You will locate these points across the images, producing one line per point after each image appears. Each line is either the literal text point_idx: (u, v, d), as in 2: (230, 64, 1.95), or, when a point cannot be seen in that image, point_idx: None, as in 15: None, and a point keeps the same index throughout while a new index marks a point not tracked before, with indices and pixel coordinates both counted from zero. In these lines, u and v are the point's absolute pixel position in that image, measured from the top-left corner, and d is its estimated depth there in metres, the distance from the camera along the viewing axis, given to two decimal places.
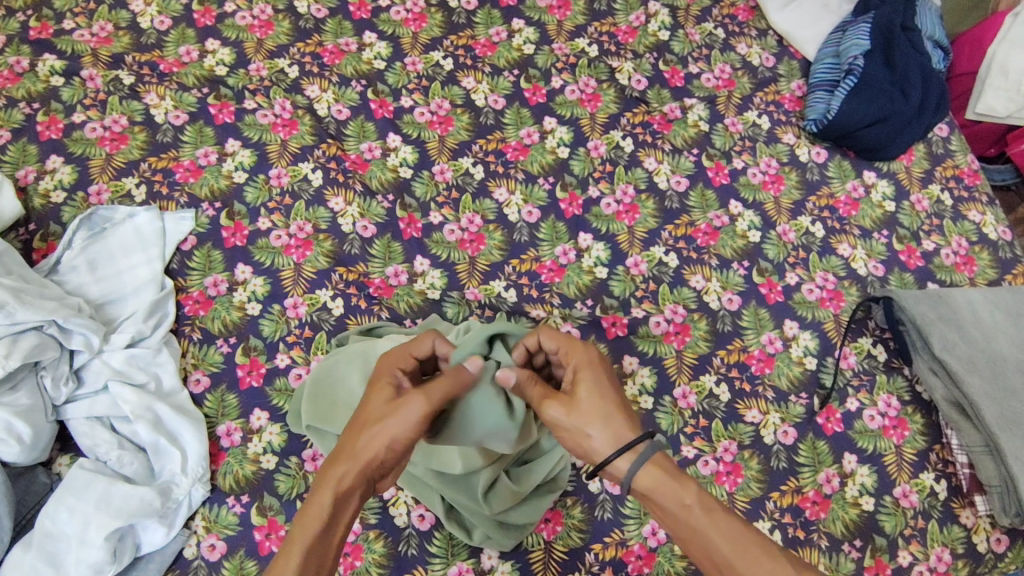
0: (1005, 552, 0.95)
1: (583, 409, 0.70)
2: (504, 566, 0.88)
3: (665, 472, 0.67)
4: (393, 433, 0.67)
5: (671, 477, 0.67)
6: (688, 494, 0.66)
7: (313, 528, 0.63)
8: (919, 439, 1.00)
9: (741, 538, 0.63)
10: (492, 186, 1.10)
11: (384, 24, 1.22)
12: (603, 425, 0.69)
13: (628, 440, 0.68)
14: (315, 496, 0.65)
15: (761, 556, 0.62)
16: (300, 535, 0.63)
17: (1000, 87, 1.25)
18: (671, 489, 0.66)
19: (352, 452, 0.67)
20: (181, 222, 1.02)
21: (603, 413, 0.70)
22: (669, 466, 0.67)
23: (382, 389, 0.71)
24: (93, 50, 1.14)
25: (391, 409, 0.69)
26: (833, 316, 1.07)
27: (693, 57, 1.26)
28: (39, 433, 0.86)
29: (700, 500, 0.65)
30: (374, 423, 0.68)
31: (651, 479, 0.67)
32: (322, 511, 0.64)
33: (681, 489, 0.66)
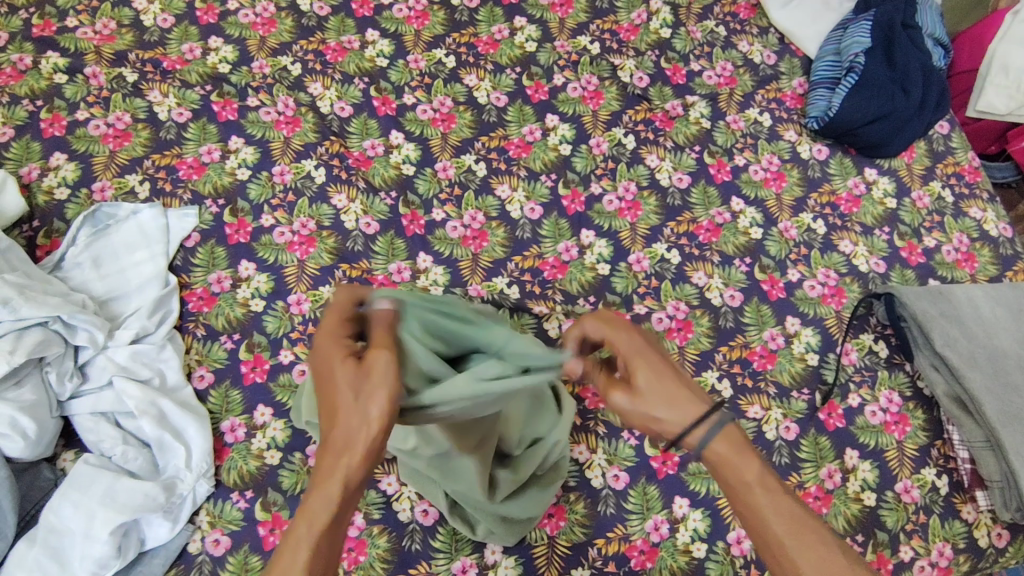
0: (1007, 547, 0.95)
1: (655, 395, 0.60)
2: (508, 560, 0.88)
3: (733, 447, 0.59)
4: (380, 388, 0.56)
5: (734, 454, 0.59)
6: (751, 468, 0.59)
7: (323, 524, 0.54)
8: (921, 435, 1.00)
9: (799, 521, 0.58)
10: (495, 183, 1.11)
11: (387, 22, 1.22)
12: (678, 410, 0.60)
13: (700, 411, 0.59)
14: (317, 489, 0.54)
15: (820, 545, 0.57)
16: (304, 530, 0.54)
17: (1001, 85, 1.25)
18: (733, 466, 0.59)
19: (341, 437, 0.55)
20: (185, 219, 1.02)
21: (675, 393, 0.60)
22: (736, 438, 0.59)
23: (342, 359, 0.59)
24: (96, 48, 1.14)
25: (369, 375, 0.57)
26: (835, 312, 1.07)
27: (694, 55, 1.26)
28: (44, 428, 0.86)
29: (763, 480, 0.59)
30: (353, 395, 0.56)
31: (722, 451, 0.59)
32: (331, 502, 0.54)
33: (744, 466, 0.59)
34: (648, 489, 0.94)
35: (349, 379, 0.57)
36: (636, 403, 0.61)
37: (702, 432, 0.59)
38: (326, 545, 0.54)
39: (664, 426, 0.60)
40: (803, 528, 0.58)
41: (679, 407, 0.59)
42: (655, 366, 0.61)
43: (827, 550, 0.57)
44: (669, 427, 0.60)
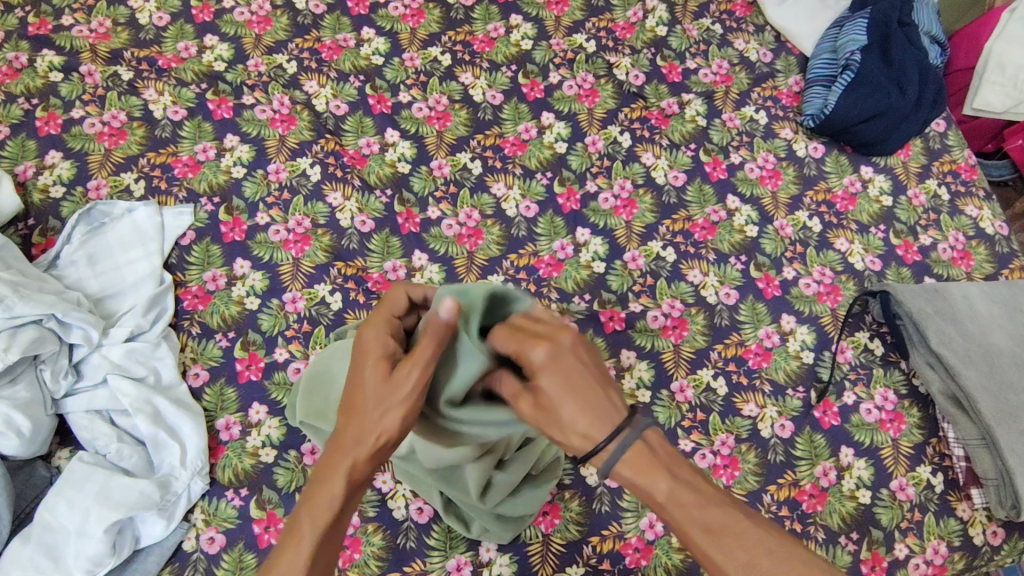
0: (1002, 545, 0.95)
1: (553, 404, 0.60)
2: (502, 558, 0.88)
3: (638, 468, 0.59)
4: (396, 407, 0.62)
5: (638, 473, 0.59)
6: (659, 486, 0.59)
7: (324, 521, 0.61)
8: (916, 432, 1.00)
9: (718, 528, 0.58)
10: (490, 181, 1.11)
11: (383, 20, 1.22)
12: (582, 420, 0.59)
13: (611, 427, 0.59)
14: (326, 483, 0.61)
15: (738, 547, 0.57)
16: (309, 525, 0.61)
17: (997, 83, 1.26)
18: (641, 486, 0.60)
19: (352, 438, 0.62)
20: (179, 217, 1.02)
21: (583, 403, 0.59)
22: (643, 459, 0.59)
23: (375, 363, 0.63)
24: (91, 46, 1.14)
25: (393, 387, 0.62)
26: (831, 310, 1.07)
27: (690, 52, 1.26)
28: (38, 426, 0.86)
29: (673, 494, 0.59)
30: (371, 404, 0.62)
31: (628, 473, 0.60)
32: (335, 500, 0.61)
33: (651, 485, 0.59)
34: None
35: (377, 387, 0.62)
36: (549, 416, 0.60)
37: (608, 450, 0.59)
38: (329, 537, 0.61)
39: (574, 435, 0.60)
40: (723, 533, 0.58)
41: (580, 411, 0.59)
42: (567, 374, 0.60)
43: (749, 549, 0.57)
44: (578, 436, 0.59)
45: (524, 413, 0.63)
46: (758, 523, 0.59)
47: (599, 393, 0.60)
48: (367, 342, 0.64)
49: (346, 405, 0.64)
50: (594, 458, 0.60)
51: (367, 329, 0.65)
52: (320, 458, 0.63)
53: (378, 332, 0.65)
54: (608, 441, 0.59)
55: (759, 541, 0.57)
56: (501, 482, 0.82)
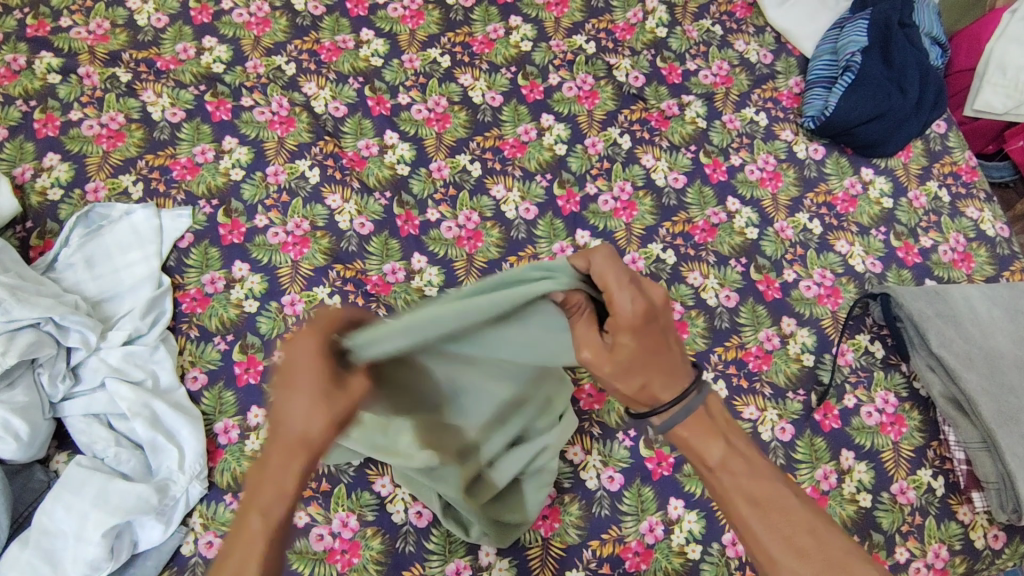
0: (1003, 549, 0.95)
1: (625, 362, 0.59)
2: (501, 563, 0.88)
3: (695, 430, 0.62)
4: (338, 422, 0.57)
5: (696, 435, 0.62)
6: (714, 449, 0.62)
7: (278, 515, 0.56)
8: (917, 435, 1.00)
9: (764, 499, 0.60)
10: (490, 183, 1.10)
11: (382, 21, 1.22)
12: (648, 379, 0.60)
13: (678, 392, 0.61)
14: (273, 480, 0.56)
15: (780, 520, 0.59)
16: (262, 520, 0.56)
17: (997, 84, 1.26)
18: (696, 447, 0.63)
19: (297, 440, 0.56)
20: (178, 219, 1.02)
21: (653, 367, 0.60)
22: (700, 425, 0.62)
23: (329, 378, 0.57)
24: (90, 48, 1.14)
25: (341, 394, 0.58)
26: (831, 313, 1.07)
27: (690, 54, 1.26)
28: (36, 431, 0.86)
29: (726, 459, 0.62)
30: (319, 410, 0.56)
31: (683, 433, 0.63)
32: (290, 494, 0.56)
33: (706, 448, 0.62)
34: (643, 491, 0.93)
35: (319, 393, 0.56)
36: (614, 369, 0.59)
37: (670, 411, 0.61)
38: (279, 538, 0.56)
39: (634, 393, 0.61)
40: (767, 504, 0.60)
41: (649, 374, 0.60)
42: (653, 336, 0.59)
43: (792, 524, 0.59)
44: (637, 395, 0.61)
45: (582, 358, 0.61)
46: (804, 503, 0.61)
47: (672, 358, 0.61)
48: (303, 352, 0.58)
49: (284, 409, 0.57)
50: (653, 415, 0.62)
51: (300, 337, 0.58)
52: (266, 458, 0.57)
53: (313, 347, 0.58)
54: (671, 406, 0.61)
55: (803, 520, 0.60)
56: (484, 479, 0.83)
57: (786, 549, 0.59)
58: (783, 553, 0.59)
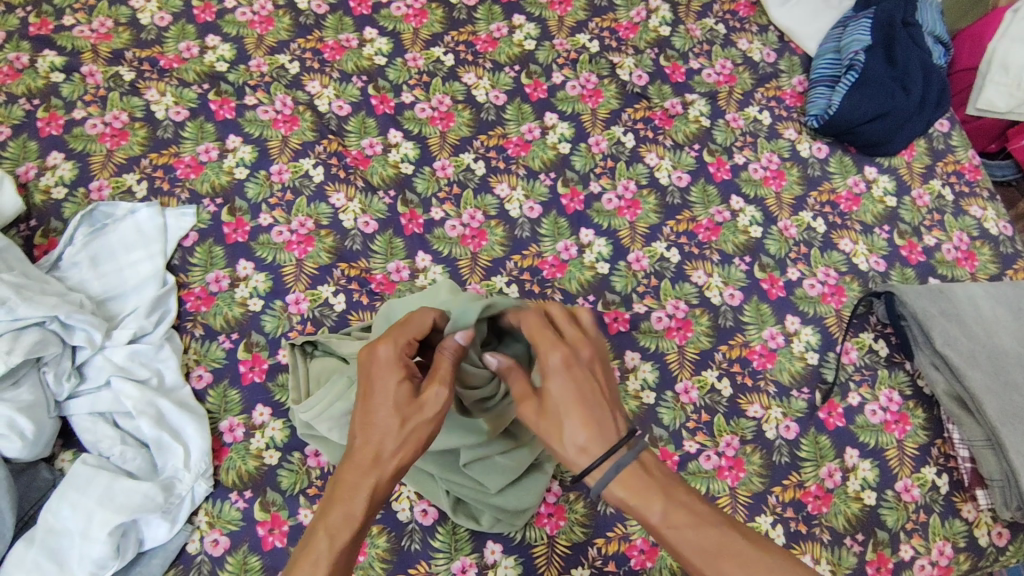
0: (1007, 546, 0.95)
1: (555, 410, 0.66)
2: (507, 560, 0.88)
3: (630, 488, 0.63)
4: (410, 437, 0.65)
5: (634, 495, 0.63)
6: (652, 511, 0.62)
7: (343, 538, 0.62)
8: (921, 433, 1.00)
9: (714, 549, 0.60)
10: (494, 182, 1.10)
11: (385, 20, 1.22)
12: (581, 424, 0.65)
13: (607, 445, 0.64)
14: (347, 499, 0.63)
15: (735, 569, 0.59)
16: (327, 542, 0.62)
17: (1000, 83, 1.25)
18: (636, 509, 0.63)
19: (378, 458, 0.64)
20: (182, 218, 1.02)
21: (584, 413, 0.65)
22: (634, 480, 0.63)
23: (398, 382, 0.67)
24: (93, 46, 1.13)
25: (407, 394, 0.67)
26: (835, 311, 1.07)
27: (694, 53, 1.26)
28: (42, 429, 0.86)
29: (666, 518, 0.62)
30: (399, 424, 0.65)
31: (622, 497, 0.63)
32: (356, 521, 0.62)
33: (645, 507, 0.62)
34: None
35: (395, 400, 0.66)
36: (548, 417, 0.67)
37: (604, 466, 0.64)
38: (347, 552, 0.62)
39: (576, 443, 0.65)
40: (719, 554, 0.60)
41: (578, 422, 0.65)
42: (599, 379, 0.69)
43: (745, 567, 0.59)
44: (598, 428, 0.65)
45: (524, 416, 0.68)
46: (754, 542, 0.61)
47: (598, 402, 0.66)
48: (382, 358, 0.69)
49: (370, 419, 0.66)
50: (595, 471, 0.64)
51: (381, 343, 0.70)
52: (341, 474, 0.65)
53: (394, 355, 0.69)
54: (604, 455, 0.64)
55: (755, 558, 0.60)
56: (501, 464, 0.85)
57: None
58: None
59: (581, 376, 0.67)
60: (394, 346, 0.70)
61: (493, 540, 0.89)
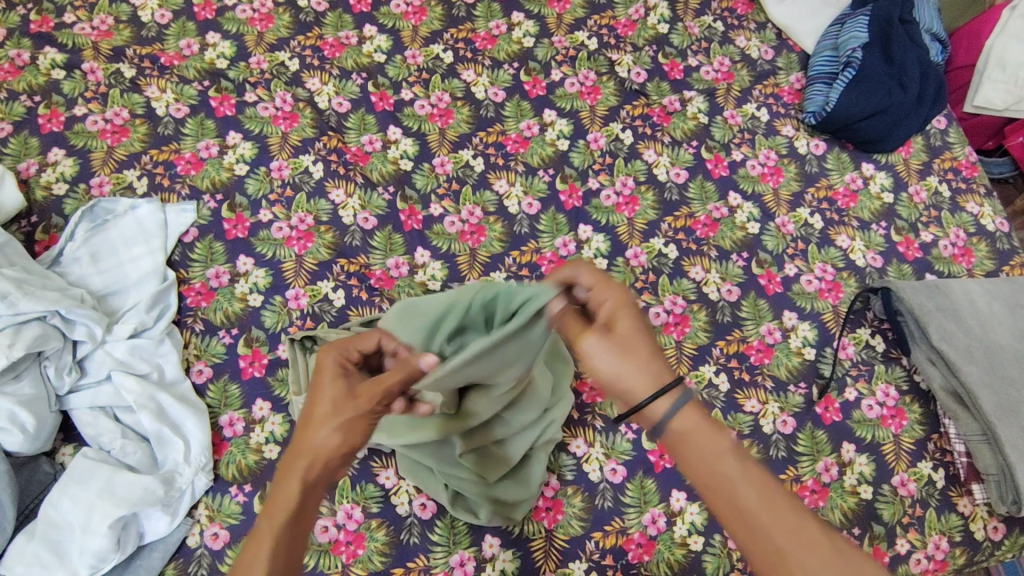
0: (1003, 540, 0.96)
1: (625, 341, 0.67)
2: (505, 554, 0.89)
3: (701, 417, 0.65)
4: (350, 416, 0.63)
5: (705, 424, 0.65)
6: (723, 439, 0.64)
7: (280, 522, 0.60)
8: (917, 428, 1.01)
9: (770, 487, 0.63)
10: (492, 179, 1.11)
11: (384, 17, 1.22)
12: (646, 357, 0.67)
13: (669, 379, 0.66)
14: (283, 485, 0.61)
15: (787, 509, 0.61)
16: (267, 526, 0.60)
17: (997, 80, 1.26)
18: (707, 435, 0.64)
19: (311, 446, 0.62)
20: (183, 214, 1.03)
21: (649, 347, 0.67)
22: (704, 413, 0.66)
23: (334, 381, 0.65)
24: (93, 43, 1.14)
25: (342, 389, 0.65)
26: (832, 307, 1.07)
27: (692, 50, 1.26)
28: (43, 423, 0.86)
29: (735, 449, 0.64)
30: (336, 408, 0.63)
31: (691, 423, 0.65)
32: (290, 503, 0.61)
33: (716, 435, 0.64)
34: (646, 482, 0.94)
35: (333, 397, 0.64)
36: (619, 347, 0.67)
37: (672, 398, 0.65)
38: (289, 536, 0.60)
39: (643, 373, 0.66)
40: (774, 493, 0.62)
41: (648, 356, 0.66)
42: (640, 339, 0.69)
43: (794, 512, 0.62)
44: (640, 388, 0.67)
45: (588, 343, 0.67)
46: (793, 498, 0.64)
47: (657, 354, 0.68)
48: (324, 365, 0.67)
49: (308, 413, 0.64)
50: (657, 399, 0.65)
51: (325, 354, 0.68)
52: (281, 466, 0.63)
53: (336, 360, 0.67)
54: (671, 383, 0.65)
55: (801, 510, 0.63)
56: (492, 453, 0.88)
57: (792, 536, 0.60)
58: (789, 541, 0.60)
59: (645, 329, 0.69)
60: (336, 352, 0.68)
61: (491, 534, 0.89)
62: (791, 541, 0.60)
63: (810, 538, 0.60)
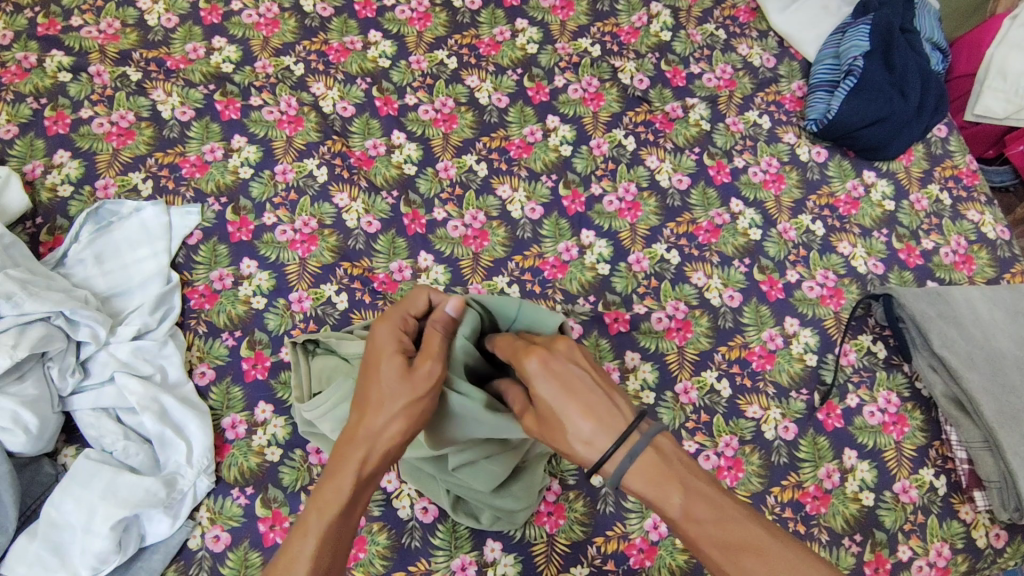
0: (1005, 548, 0.95)
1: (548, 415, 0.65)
2: (506, 558, 0.88)
3: (647, 479, 0.62)
4: (410, 411, 0.67)
5: (650, 487, 0.62)
6: (672, 499, 0.61)
7: (332, 513, 0.63)
8: (918, 435, 1.01)
9: (732, 544, 0.60)
10: (496, 183, 1.11)
11: (389, 23, 1.23)
12: (581, 419, 0.63)
13: (611, 441, 0.62)
14: (334, 478, 0.65)
15: (755, 564, 0.58)
16: (317, 517, 0.63)
17: (997, 89, 1.27)
18: (656, 500, 0.62)
19: (366, 433, 0.66)
20: (187, 216, 1.03)
21: (581, 407, 0.63)
22: (650, 471, 0.62)
23: (390, 358, 0.69)
24: (100, 47, 1.15)
25: (400, 366, 0.68)
26: (834, 313, 1.08)
27: (694, 58, 1.27)
28: (46, 424, 0.86)
29: (685, 509, 0.61)
30: (397, 398, 0.67)
31: (640, 486, 0.62)
32: (343, 493, 0.64)
33: (664, 500, 0.62)
34: None
35: (390, 378, 0.68)
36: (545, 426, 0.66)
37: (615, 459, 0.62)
38: (338, 528, 0.63)
39: (577, 442, 0.63)
40: (740, 548, 0.59)
41: (576, 421, 0.63)
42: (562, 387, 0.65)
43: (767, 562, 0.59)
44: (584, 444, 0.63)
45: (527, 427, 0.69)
46: (772, 534, 0.60)
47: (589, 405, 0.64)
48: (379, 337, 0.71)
49: (365, 396, 0.68)
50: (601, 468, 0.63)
51: (380, 324, 0.73)
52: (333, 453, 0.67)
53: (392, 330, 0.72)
54: (614, 444, 0.62)
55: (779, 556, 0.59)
56: (487, 469, 0.83)
57: None
58: None
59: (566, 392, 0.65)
60: (391, 325, 0.72)
61: (493, 538, 0.89)
62: None
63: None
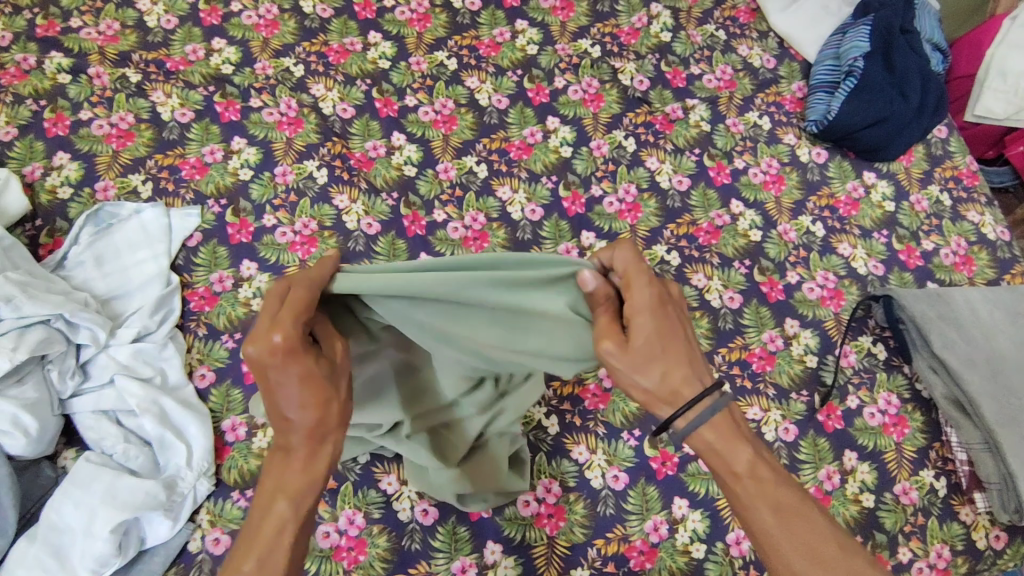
0: (1004, 550, 0.95)
1: (644, 352, 0.65)
2: (507, 560, 0.88)
3: (722, 435, 0.68)
4: (318, 390, 0.62)
5: (724, 442, 0.68)
6: (741, 459, 0.68)
7: (304, 500, 0.65)
8: (918, 437, 1.01)
9: (788, 510, 0.66)
10: (496, 185, 1.11)
11: (389, 24, 1.23)
12: (666, 368, 0.66)
13: (697, 394, 0.67)
14: (295, 471, 0.65)
15: (805, 529, 0.65)
16: (288, 508, 0.64)
17: (998, 90, 1.27)
18: (723, 455, 0.68)
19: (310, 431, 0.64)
20: (187, 218, 1.03)
21: (671, 355, 0.66)
22: (725, 428, 0.68)
23: (301, 382, 0.62)
24: (100, 48, 1.15)
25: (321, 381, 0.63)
26: (834, 315, 1.08)
27: (694, 59, 1.27)
28: (45, 426, 0.86)
29: (751, 470, 0.68)
30: (321, 403, 0.63)
31: (712, 439, 0.69)
32: (311, 479, 0.65)
33: (733, 455, 0.68)
34: (647, 490, 0.94)
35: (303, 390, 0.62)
36: (633, 360, 0.65)
37: (693, 411, 0.67)
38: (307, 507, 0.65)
39: (657, 386, 0.67)
40: (793, 515, 0.66)
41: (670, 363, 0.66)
42: (664, 326, 0.66)
43: (814, 537, 0.65)
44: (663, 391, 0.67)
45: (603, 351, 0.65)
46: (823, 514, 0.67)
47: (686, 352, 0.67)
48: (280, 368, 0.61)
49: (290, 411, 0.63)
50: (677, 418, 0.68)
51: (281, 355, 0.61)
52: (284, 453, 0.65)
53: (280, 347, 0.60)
54: (696, 400, 0.67)
55: (825, 531, 0.66)
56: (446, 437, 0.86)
57: (807, 560, 0.64)
58: (805, 565, 0.64)
59: (672, 339, 0.66)
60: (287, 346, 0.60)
61: (493, 540, 0.89)
62: (804, 563, 0.64)
63: (827, 557, 0.64)
